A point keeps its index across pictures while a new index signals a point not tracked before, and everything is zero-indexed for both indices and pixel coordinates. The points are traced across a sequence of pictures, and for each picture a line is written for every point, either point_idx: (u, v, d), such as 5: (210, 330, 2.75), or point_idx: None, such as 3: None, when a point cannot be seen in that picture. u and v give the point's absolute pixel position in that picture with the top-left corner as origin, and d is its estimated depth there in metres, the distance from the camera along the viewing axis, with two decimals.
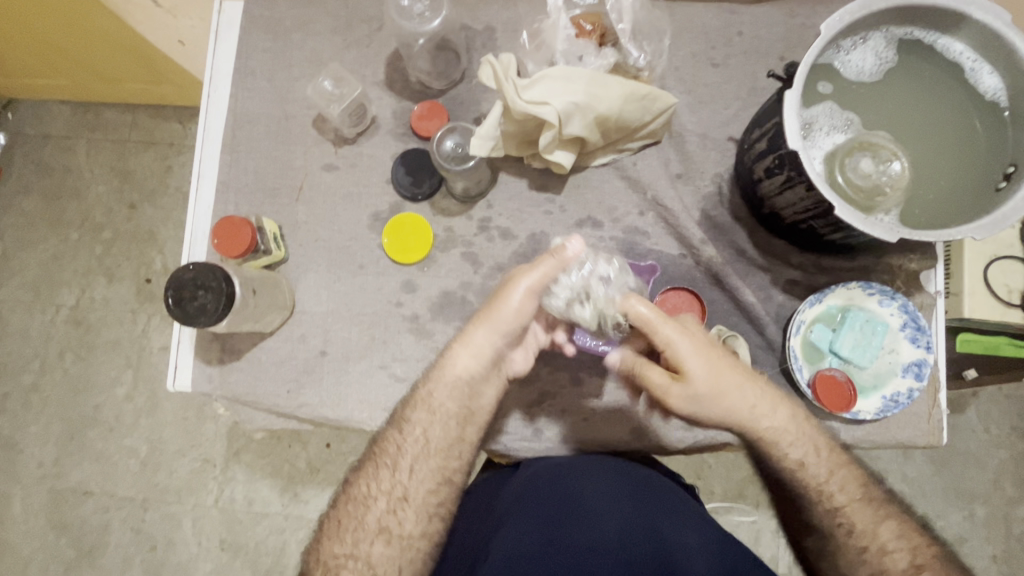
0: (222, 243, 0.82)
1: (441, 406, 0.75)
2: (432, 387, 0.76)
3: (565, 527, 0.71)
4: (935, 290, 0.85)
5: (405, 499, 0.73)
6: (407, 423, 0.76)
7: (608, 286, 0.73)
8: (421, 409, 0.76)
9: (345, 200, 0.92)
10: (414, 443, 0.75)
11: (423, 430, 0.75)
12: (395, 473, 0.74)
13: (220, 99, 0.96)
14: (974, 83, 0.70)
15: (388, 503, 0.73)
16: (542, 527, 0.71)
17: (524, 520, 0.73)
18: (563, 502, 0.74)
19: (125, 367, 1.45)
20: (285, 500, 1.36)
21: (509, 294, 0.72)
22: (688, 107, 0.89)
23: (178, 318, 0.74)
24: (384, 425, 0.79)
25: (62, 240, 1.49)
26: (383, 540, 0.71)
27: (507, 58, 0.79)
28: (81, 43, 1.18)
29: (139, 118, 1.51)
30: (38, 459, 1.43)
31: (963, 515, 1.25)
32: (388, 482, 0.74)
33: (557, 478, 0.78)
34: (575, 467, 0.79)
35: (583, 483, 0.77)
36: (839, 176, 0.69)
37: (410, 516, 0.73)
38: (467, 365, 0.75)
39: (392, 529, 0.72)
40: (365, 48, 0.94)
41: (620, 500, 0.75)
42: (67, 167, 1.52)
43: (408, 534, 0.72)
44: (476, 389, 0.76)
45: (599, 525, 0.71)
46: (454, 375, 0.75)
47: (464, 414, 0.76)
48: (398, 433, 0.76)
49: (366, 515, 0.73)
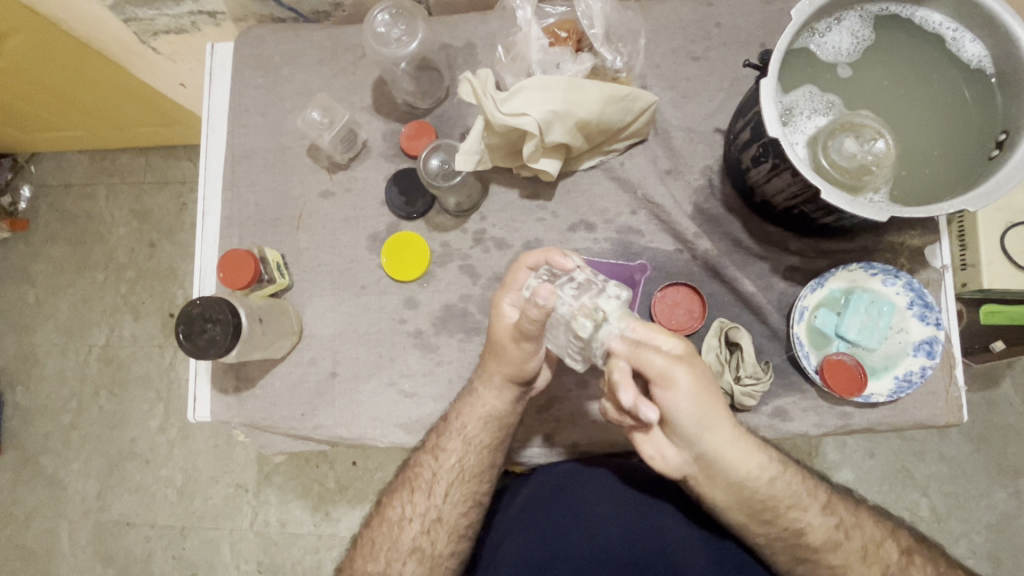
0: (229, 277, 0.86)
1: (475, 436, 0.78)
2: (464, 418, 0.78)
3: (570, 534, 0.76)
4: (941, 264, 0.83)
5: (438, 521, 0.76)
6: (442, 451, 0.78)
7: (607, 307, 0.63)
8: (455, 439, 0.78)
9: (343, 224, 0.95)
10: (448, 470, 0.77)
11: (458, 459, 0.77)
12: (429, 497, 0.77)
13: (219, 138, 1.00)
14: (956, 52, 0.69)
15: (421, 525, 0.76)
16: (548, 540, 0.75)
17: (530, 535, 0.76)
18: (568, 511, 0.77)
19: (156, 401, 1.50)
20: (317, 519, 1.39)
21: (500, 314, 0.72)
22: (671, 103, 0.90)
23: (190, 351, 0.77)
24: (417, 450, 0.81)
25: (90, 283, 1.56)
26: (416, 560, 0.75)
27: (484, 73, 0.81)
28: (92, 95, 1.25)
29: (153, 160, 1.58)
30: (81, 494, 1.50)
31: (1008, 492, 1.20)
32: (422, 505, 0.77)
33: (562, 484, 0.80)
34: (579, 470, 0.81)
35: (586, 492, 0.79)
36: (824, 160, 0.68)
37: (442, 536, 0.76)
38: (497, 399, 0.77)
39: (424, 549, 0.75)
40: (351, 76, 0.97)
41: (622, 500, 0.78)
42: (89, 213, 1.59)
43: (440, 553, 0.75)
44: (506, 419, 0.79)
45: (601, 533, 0.75)
46: (485, 408, 0.78)
47: (497, 442, 0.79)
48: (433, 460, 0.78)
49: (401, 536, 0.76)
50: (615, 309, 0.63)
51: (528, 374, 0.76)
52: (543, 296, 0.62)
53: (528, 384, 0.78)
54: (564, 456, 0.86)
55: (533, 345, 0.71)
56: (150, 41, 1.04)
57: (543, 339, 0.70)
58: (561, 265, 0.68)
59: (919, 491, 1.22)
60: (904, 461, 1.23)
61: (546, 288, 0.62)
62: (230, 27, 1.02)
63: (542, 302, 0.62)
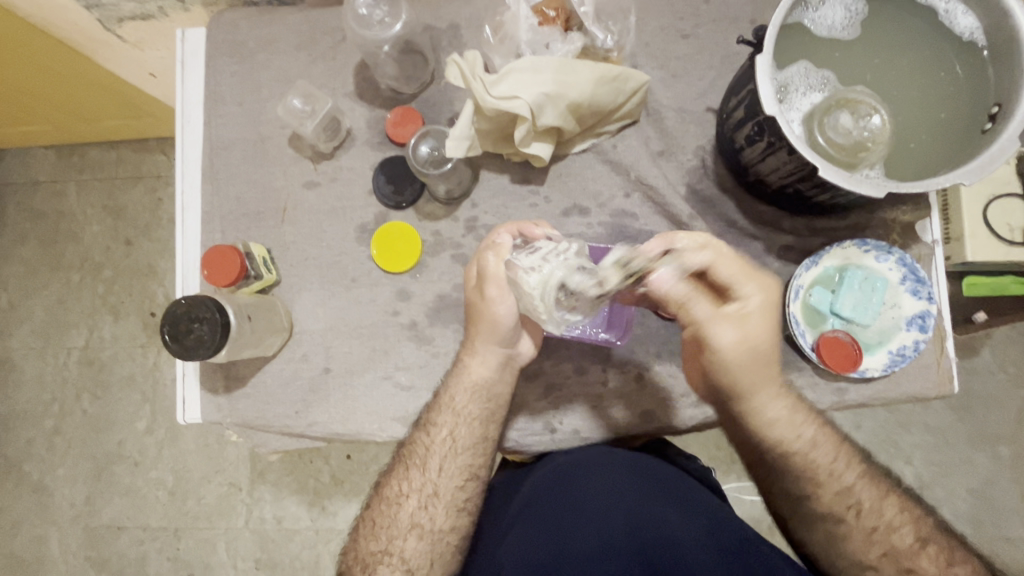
0: (214, 274, 0.83)
1: (464, 409, 0.77)
2: (452, 391, 0.78)
3: (571, 529, 0.73)
4: (931, 239, 0.83)
5: (435, 495, 0.76)
6: (433, 426, 0.78)
7: (557, 259, 0.61)
8: (446, 413, 0.78)
9: (330, 215, 0.92)
10: (441, 445, 0.77)
11: (449, 432, 0.77)
12: (425, 472, 0.77)
13: (194, 129, 0.96)
14: (949, 25, 0.68)
15: (419, 501, 0.76)
16: (546, 533, 0.73)
17: (533, 529, 0.74)
18: (569, 502, 0.76)
19: (142, 402, 1.46)
20: (313, 513, 1.38)
21: (467, 276, 0.78)
22: (662, 83, 0.88)
23: (177, 353, 0.75)
24: (411, 428, 0.81)
25: (65, 284, 1.50)
26: (416, 535, 0.74)
27: (472, 55, 0.79)
28: (59, 86, 1.18)
29: (125, 154, 1.52)
30: (70, 500, 1.46)
31: (989, 457, 1.24)
32: (418, 481, 0.76)
33: (558, 479, 0.79)
34: (576, 465, 0.80)
35: (585, 484, 0.77)
36: (820, 137, 0.68)
37: (440, 511, 0.75)
38: (481, 370, 0.77)
39: (423, 525, 0.75)
40: (332, 61, 0.93)
41: (623, 492, 0.75)
42: (61, 212, 1.52)
43: (439, 528, 0.75)
44: (494, 389, 0.78)
45: (602, 521, 0.72)
46: (471, 381, 0.78)
47: (487, 413, 0.79)
48: (425, 436, 0.78)
49: (399, 513, 0.76)
50: (564, 258, 0.61)
51: (507, 331, 0.75)
52: (496, 236, 0.74)
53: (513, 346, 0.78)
54: (566, 444, 0.86)
55: (496, 290, 0.73)
56: (115, 28, 0.98)
57: (505, 284, 0.72)
58: (529, 232, 0.73)
59: (905, 460, 1.25)
60: (891, 432, 1.26)
61: (505, 237, 0.72)
62: (201, 12, 0.97)
63: (495, 239, 0.73)
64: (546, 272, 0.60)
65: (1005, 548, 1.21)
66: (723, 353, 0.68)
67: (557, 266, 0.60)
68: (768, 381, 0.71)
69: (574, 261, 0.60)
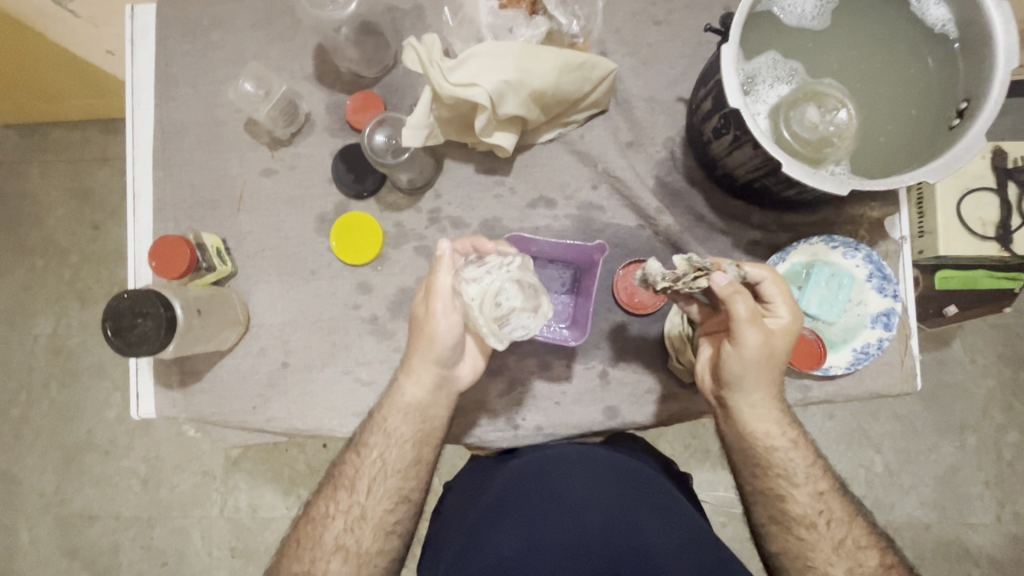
0: (163, 265, 0.79)
1: (397, 431, 0.74)
2: (386, 412, 0.75)
3: (544, 527, 0.68)
4: (899, 236, 0.83)
5: (362, 518, 0.72)
6: (365, 447, 0.75)
7: (496, 274, 0.64)
8: (378, 433, 0.75)
9: (288, 204, 0.88)
10: (371, 466, 0.74)
11: (380, 453, 0.74)
12: (352, 494, 0.73)
13: (145, 110, 0.91)
14: (919, 16, 0.66)
15: (345, 522, 0.72)
16: (523, 522, 0.69)
17: (505, 524, 0.69)
18: (547, 497, 0.72)
19: (112, 391, 1.43)
20: (289, 502, 1.36)
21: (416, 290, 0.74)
22: (632, 71, 0.85)
23: (119, 349, 0.71)
24: (343, 448, 0.78)
25: (29, 270, 1.45)
26: (340, 558, 0.71)
27: (430, 39, 0.75)
28: (8, 62, 1.12)
29: (89, 135, 1.45)
30: (37, 490, 1.43)
31: (955, 447, 1.26)
32: (346, 502, 0.73)
33: (539, 471, 0.76)
34: (557, 457, 0.78)
35: (563, 480, 0.74)
36: (786, 131, 0.66)
37: (366, 534, 0.72)
38: (414, 392, 0.74)
39: (349, 547, 0.71)
40: (291, 42, 0.89)
41: (601, 492, 0.72)
42: (22, 194, 1.46)
43: (365, 551, 0.71)
44: (428, 411, 0.75)
45: (578, 521, 0.68)
46: (404, 403, 0.74)
47: (421, 435, 0.75)
48: (357, 456, 0.75)
49: (324, 535, 0.72)
50: (503, 273, 0.64)
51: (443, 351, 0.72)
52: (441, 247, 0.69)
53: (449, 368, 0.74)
54: (527, 441, 0.84)
55: (441, 305, 0.68)
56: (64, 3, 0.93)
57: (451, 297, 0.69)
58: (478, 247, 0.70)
59: (874, 450, 1.26)
60: (862, 422, 1.27)
61: (446, 247, 0.67)
62: None
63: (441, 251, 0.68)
64: (486, 287, 0.64)
65: (966, 534, 1.24)
66: (749, 356, 0.66)
67: (495, 283, 0.63)
68: (771, 385, 0.70)
69: (513, 277, 0.64)
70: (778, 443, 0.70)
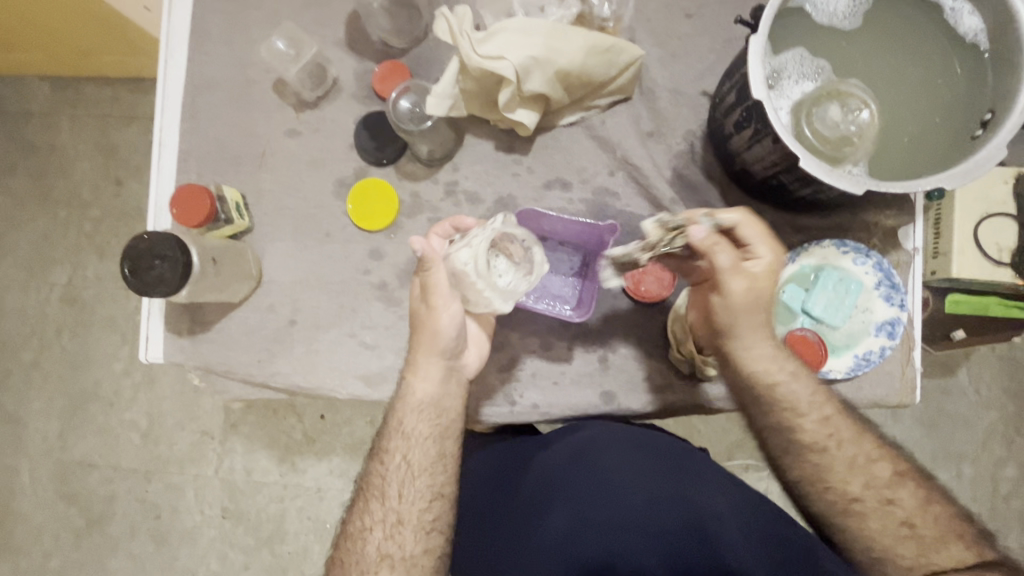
0: (183, 214, 0.81)
1: (415, 430, 0.75)
2: (401, 413, 0.75)
3: (595, 507, 0.67)
4: (912, 247, 0.83)
5: (400, 523, 0.72)
6: (386, 453, 0.75)
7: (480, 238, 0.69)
8: (396, 437, 0.75)
9: (309, 166, 0.90)
10: (397, 471, 0.74)
11: (403, 456, 0.74)
12: (385, 502, 0.73)
13: (177, 62, 0.93)
14: (953, 24, 0.66)
15: (384, 531, 0.71)
16: (574, 505, 0.68)
17: (557, 508, 0.68)
18: (591, 479, 0.70)
19: (121, 343, 1.46)
20: (283, 468, 1.39)
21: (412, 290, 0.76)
22: (659, 61, 0.86)
23: (135, 288, 0.73)
24: (365, 459, 0.77)
25: (52, 218, 1.48)
26: (386, 567, 0.70)
27: (461, 10, 0.77)
28: (51, 13, 1.15)
29: (120, 92, 1.48)
30: (42, 433, 1.46)
31: (952, 475, 1.25)
32: (379, 512, 0.72)
33: (575, 454, 0.74)
34: (593, 439, 0.75)
35: (603, 458, 0.72)
36: (807, 129, 0.66)
37: (408, 537, 0.71)
38: (425, 388, 0.75)
39: (393, 554, 0.70)
40: (326, 7, 0.91)
41: (647, 470, 0.70)
42: (51, 145, 1.49)
43: (410, 554, 0.70)
44: (441, 402, 0.76)
45: (631, 498, 0.67)
46: (417, 400, 0.75)
47: (440, 429, 0.75)
48: (379, 464, 0.75)
49: (366, 548, 0.71)
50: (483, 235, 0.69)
51: (451, 341, 0.74)
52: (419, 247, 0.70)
53: (458, 357, 0.76)
54: (523, 417, 0.85)
55: (441, 299, 0.72)
56: None
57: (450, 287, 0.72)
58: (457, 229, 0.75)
59: None
60: None
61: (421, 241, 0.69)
62: None
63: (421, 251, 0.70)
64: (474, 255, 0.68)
65: None
66: (744, 302, 0.70)
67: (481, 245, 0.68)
68: (765, 328, 0.73)
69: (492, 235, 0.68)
70: (806, 419, 0.71)
